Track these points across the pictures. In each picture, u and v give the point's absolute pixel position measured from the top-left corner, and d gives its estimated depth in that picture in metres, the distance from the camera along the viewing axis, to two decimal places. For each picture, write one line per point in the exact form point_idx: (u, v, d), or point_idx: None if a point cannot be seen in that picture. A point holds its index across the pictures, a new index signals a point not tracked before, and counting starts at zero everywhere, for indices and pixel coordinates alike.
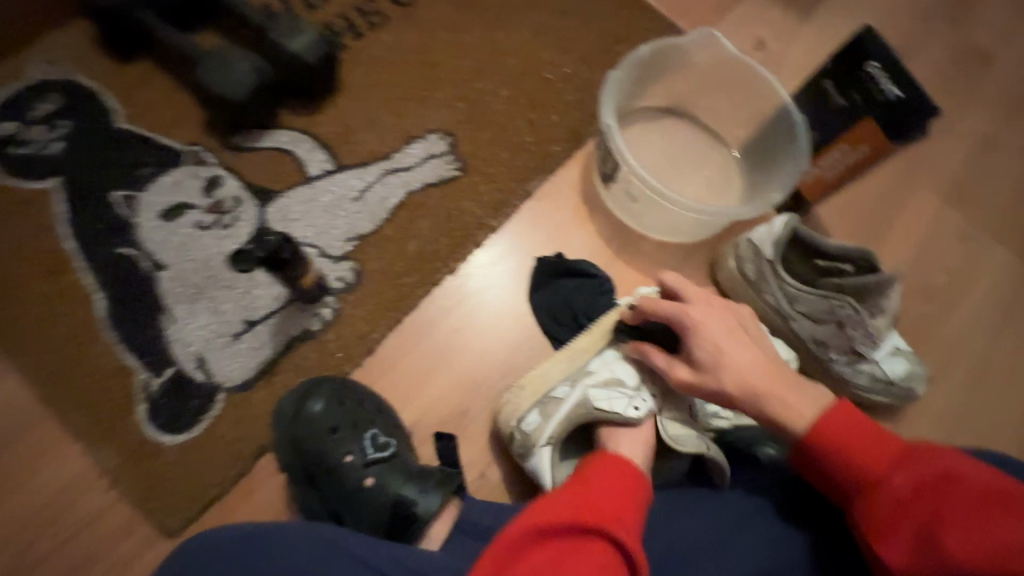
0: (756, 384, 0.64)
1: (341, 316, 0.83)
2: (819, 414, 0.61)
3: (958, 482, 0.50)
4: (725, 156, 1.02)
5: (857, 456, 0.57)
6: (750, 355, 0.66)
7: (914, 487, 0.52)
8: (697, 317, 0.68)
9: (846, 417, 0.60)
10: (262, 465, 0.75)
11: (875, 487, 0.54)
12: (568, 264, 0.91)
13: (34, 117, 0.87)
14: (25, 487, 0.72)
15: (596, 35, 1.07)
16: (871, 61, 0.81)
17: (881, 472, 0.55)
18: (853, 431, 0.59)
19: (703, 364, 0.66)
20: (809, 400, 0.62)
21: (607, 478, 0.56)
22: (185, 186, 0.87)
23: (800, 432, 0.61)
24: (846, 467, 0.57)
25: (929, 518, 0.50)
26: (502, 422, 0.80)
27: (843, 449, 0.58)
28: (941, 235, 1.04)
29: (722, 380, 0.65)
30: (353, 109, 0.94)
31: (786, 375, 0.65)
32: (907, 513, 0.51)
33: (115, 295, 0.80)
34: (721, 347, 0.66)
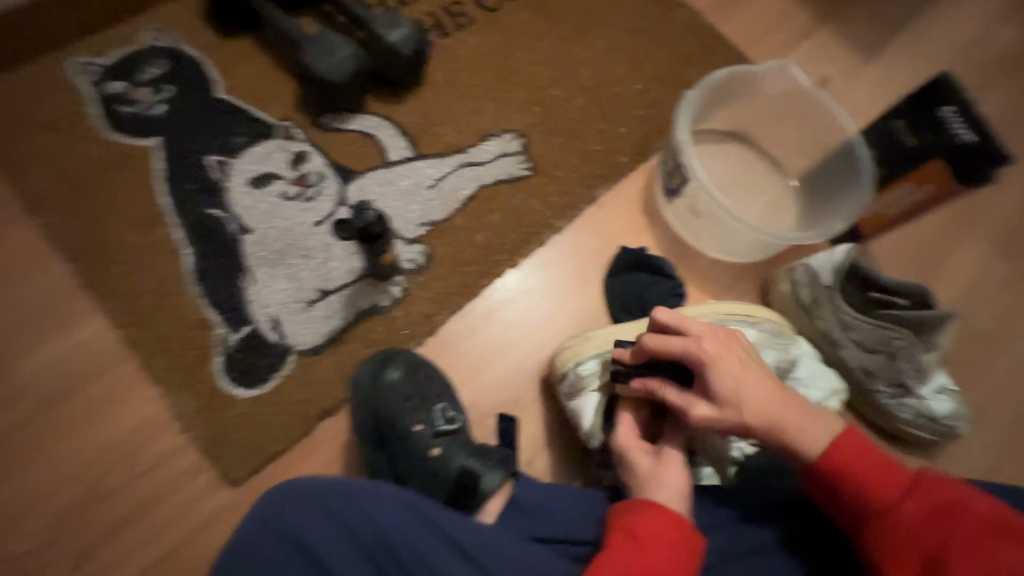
0: (772, 413, 0.61)
1: (410, 295, 0.88)
2: (830, 440, 0.61)
3: (960, 510, 0.54)
4: (784, 183, 1.05)
5: (870, 484, 0.58)
6: (764, 383, 0.63)
7: (921, 517, 0.56)
8: (715, 357, 0.62)
9: (857, 447, 0.60)
10: (324, 427, 0.80)
11: (885, 515, 0.57)
12: (649, 259, 0.93)
13: (141, 79, 0.92)
14: (106, 421, 0.77)
15: (672, 53, 1.09)
16: (944, 105, 0.86)
17: (891, 499, 0.57)
18: (869, 461, 0.60)
19: (725, 400, 0.61)
20: (821, 425, 0.62)
21: (657, 536, 0.58)
22: (274, 158, 0.92)
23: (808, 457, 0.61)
24: (859, 497, 0.59)
25: (938, 546, 0.54)
26: (559, 361, 0.83)
27: (857, 475, 0.59)
28: (995, 282, 1.04)
29: (745, 412, 0.61)
30: (434, 103, 0.99)
31: (793, 400, 0.63)
32: (920, 543, 0.55)
33: (202, 253, 0.85)
34: (743, 383, 0.62)
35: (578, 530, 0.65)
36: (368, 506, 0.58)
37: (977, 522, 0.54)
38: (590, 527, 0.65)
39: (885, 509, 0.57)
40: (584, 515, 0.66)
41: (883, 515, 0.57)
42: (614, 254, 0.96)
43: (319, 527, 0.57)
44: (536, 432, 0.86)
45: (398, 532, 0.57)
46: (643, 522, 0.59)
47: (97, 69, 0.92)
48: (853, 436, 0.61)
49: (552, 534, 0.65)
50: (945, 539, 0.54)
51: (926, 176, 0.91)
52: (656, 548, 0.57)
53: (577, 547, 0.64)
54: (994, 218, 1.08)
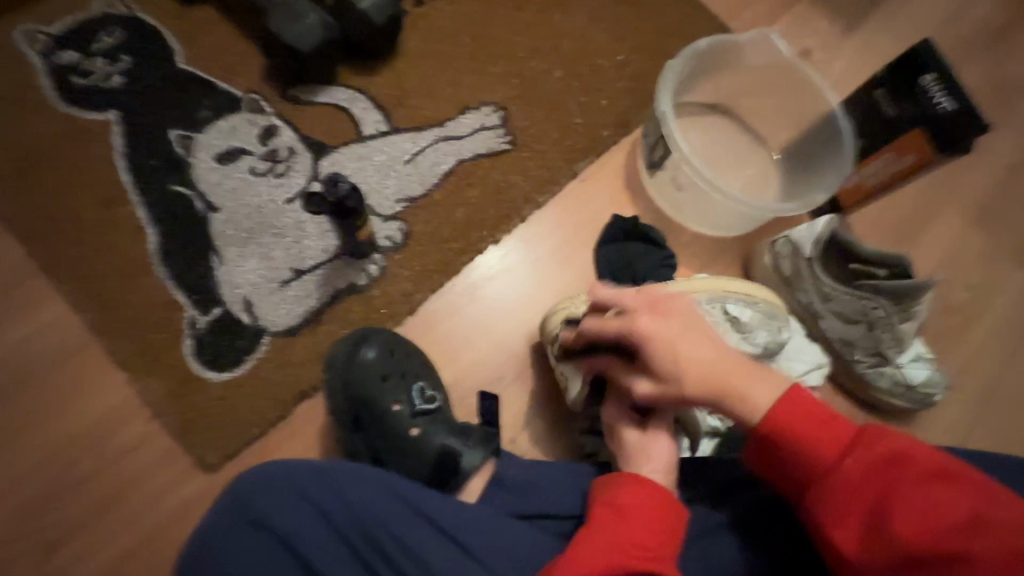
0: (719, 379, 0.56)
1: (388, 273, 0.85)
2: (775, 400, 0.55)
3: (902, 462, 0.49)
4: (766, 157, 1.04)
5: (810, 440, 0.53)
6: (705, 352, 0.57)
7: (863, 472, 0.50)
8: (646, 329, 0.59)
9: (801, 403, 0.55)
10: (301, 411, 0.77)
11: (826, 477, 0.52)
12: (641, 229, 0.92)
13: (95, 49, 0.87)
14: (70, 410, 0.74)
15: (654, 24, 1.06)
16: (925, 73, 0.86)
17: (834, 456, 0.52)
18: (806, 420, 0.54)
19: (661, 376, 0.58)
20: (767, 387, 0.56)
21: (642, 509, 0.57)
22: (241, 132, 0.87)
23: (755, 424, 0.56)
24: (800, 455, 0.53)
25: (880, 500, 0.49)
26: (551, 322, 0.82)
27: (797, 437, 0.53)
28: (968, 252, 1.05)
29: (684, 385, 0.57)
30: (410, 75, 0.95)
31: (741, 362, 0.58)
32: (858, 500, 0.50)
33: (167, 232, 0.81)
34: (682, 352, 0.57)
35: (562, 505, 0.64)
36: (347, 491, 0.57)
37: (922, 473, 0.48)
38: (573, 502, 0.64)
39: (824, 469, 0.52)
40: (567, 491, 0.65)
41: (823, 473, 0.52)
42: (607, 222, 0.95)
43: (298, 513, 0.56)
44: (520, 410, 0.85)
45: (377, 513, 0.56)
46: (626, 496, 0.58)
47: (47, 37, 0.86)
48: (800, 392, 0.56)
49: (535, 511, 0.64)
50: (885, 495, 0.49)
51: (906, 148, 0.90)
52: (642, 525, 0.56)
53: (561, 522, 0.64)
54: (969, 190, 1.08)
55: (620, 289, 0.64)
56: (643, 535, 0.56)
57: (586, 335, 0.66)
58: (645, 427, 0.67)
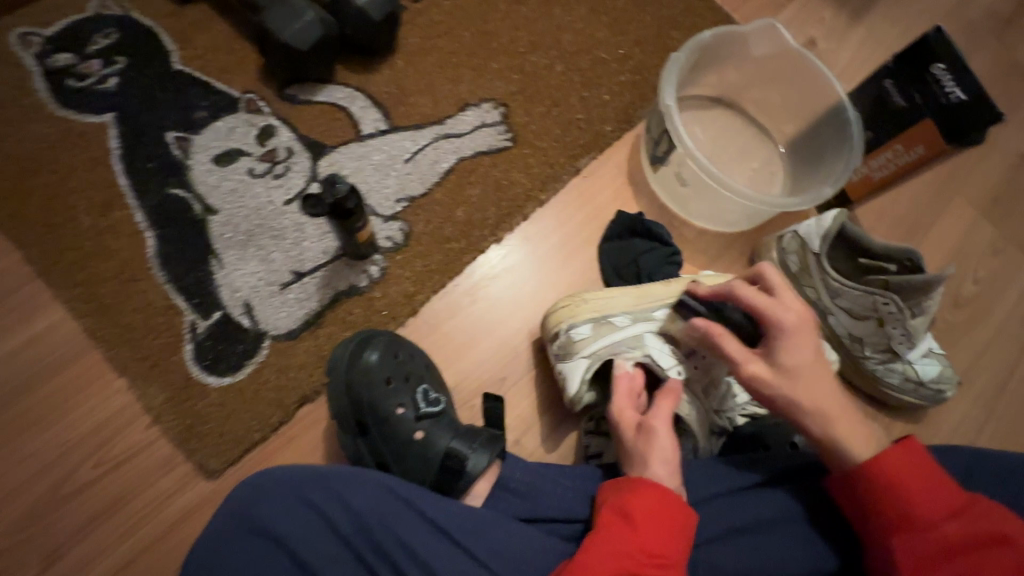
0: (824, 406, 0.60)
1: (388, 274, 0.84)
2: (877, 447, 0.58)
3: (1003, 547, 0.50)
4: (771, 150, 1.02)
5: (914, 494, 0.53)
6: (825, 377, 0.61)
7: (958, 539, 0.51)
8: (796, 326, 0.62)
9: (916, 461, 0.55)
10: (303, 414, 0.77)
11: (916, 528, 0.52)
12: (645, 225, 0.91)
13: (89, 51, 0.86)
14: (72, 415, 0.74)
15: (655, 16, 1.04)
16: (938, 63, 0.83)
17: (933, 517, 0.52)
18: (918, 474, 0.54)
19: (788, 367, 0.61)
20: (868, 436, 0.59)
21: (651, 515, 0.56)
22: (238, 133, 0.86)
23: (850, 448, 0.58)
24: (898, 504, 0.54)
25: (969, 571, 0.49)
26: (550, 320, 0.80)
27: (905, 488, 0.54)
28: (977, 245, 1.04)
29: (799, 387, 0.60)
30: (408, 72, 0.94)
31: (842, 402, 0.61)
32: (947, 565, 0.50)
33: (165, 236, 0.81)
34: (809, 362, 0.61)
35: (568, 509, 0.64)
36: (350, 497, 0.56)
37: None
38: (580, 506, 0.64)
39: (921, 521, 0.52)
40: (573, 495, 0.65)
41: (913, 526, 0.53)
42: (612, 219, 0.94)
43: (299, 522, 0.55)
44: (523, 411, 0.84)
45: (381, 521, 0.55)
46: (635, 501, 0.57)
47: (41, 40, 0.85)
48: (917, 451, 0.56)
49: (540, 514, 0.64)
50: (976, 570, 0.49)
51: (914, 140, 0.89)
52: (651, 532, 0.55)
53: (568, 526, 0.64)
54: (979, 181, 1.06)
55: (783, 279, 0.66)
56: (655, 541, 0.55)
57: (726, 292, 0.67)
58: (641, 430, 0.67)
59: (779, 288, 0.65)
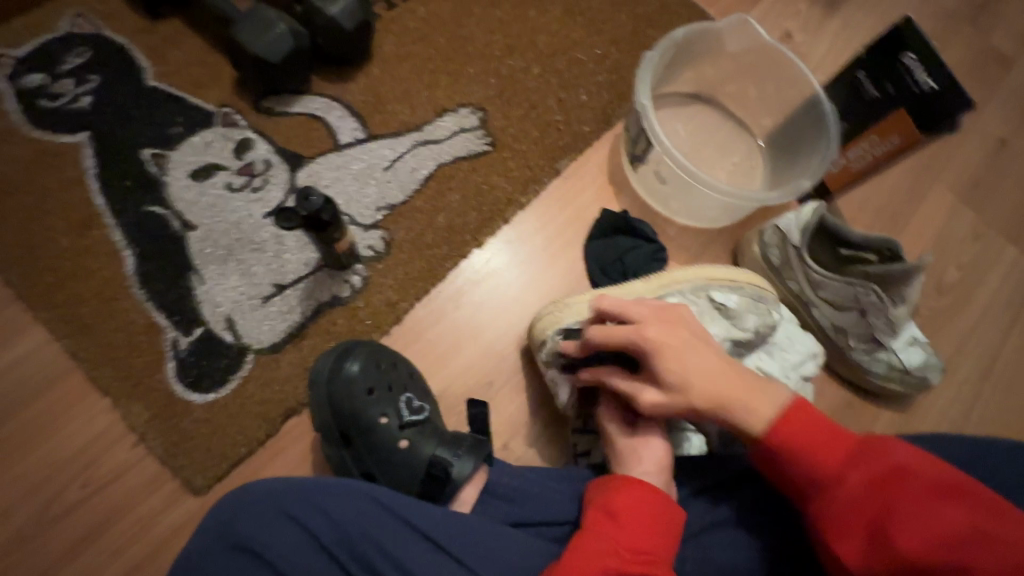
0: (721, 398, 0.59)
1: (371, 283, 0.84)
2: (777, 414, 0.58)
3: (900, 475, 0.52)
4: (750, 145, 1.03)
5: (816, 454, 0.56)
6: (709, 365, 0.60)
7: (863, 483, 0.53)
8: (658, 339, 0.61)
9: (806, 420, 0.58)
10: (290, 427, 0.77)
11: (827, 486, 0.55)
12: (630, 222, 0.91)
13: (61, 70, 0.85)
14: (54, 437, 0.74)
15: (630, 15, 1.04)
16: (907, 52, 0.84)
17: (835, 469, 0.55)
18: (814, 432, 0.57)
19: (670, 383, 0.60)
20: (768, 400, 0.59)
21: (637, 509, 0.57)
22: (215, 148, 0.86)
23: (756, 434, 0.58)
24: (805, 470, 0.56)
25: (881, 514, 0.51)
26: (538, 327, 0.80)
27: (804, 450, 0.56)
28: (958, 232, 1.04)
29: (691, 397, 0.59)
30: (384, 80, 0.93)
31: (743, 375, 0.61)
32: (855, 512, 0.53)
33: (144, 253, 0.80)
34: (685, 364, 0.60)
35: (554, 511, 0.64)
36: (332, 508, 0.57)
37: (927, 487, 0.51)
38: (565, 508, 0.64)
39: (829, 481, 0.55)
40: (560, 496, 0.65)
41: (827, 483, 0.55)
42: (597, 217, 0.94)
43: (281, 536, 0.56)
44: (510, 415, 0.84)
45: (365, 532, 0.56)
46: (619, 496, 0.58)
47: (12, 61, 0.85)
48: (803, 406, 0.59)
49: (530, 518, 0.64)
50: (885, 508, 0.51)
51: (891, 129, 0.89)
52: (636, 526, 0.56)
53: (555, 528, 0.64)
54: (957, 168, 1.07)
55: (625, 302, 0.65)
56: (639, 537, 0.55)
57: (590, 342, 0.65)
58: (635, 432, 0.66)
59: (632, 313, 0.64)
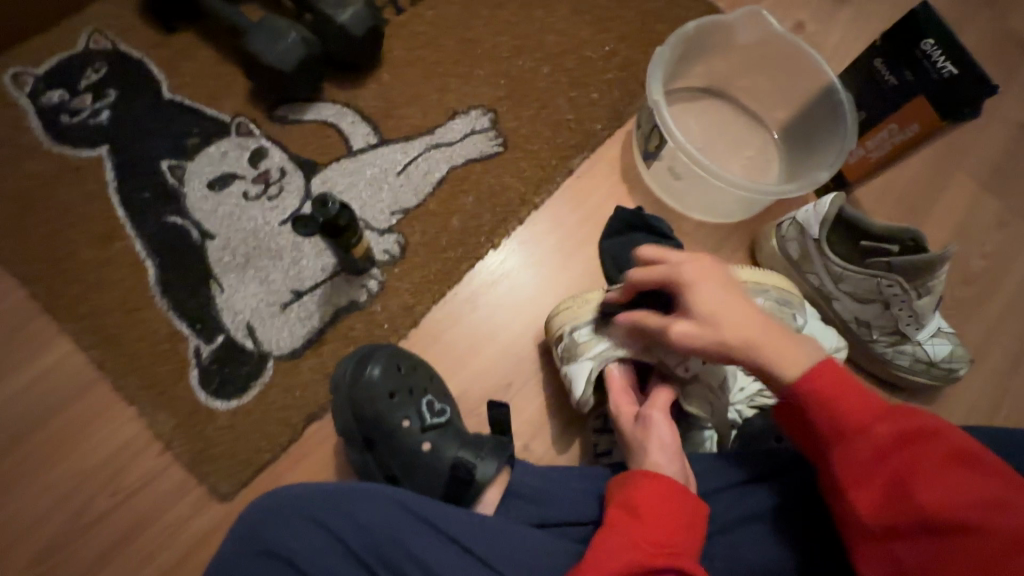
0: (753, 337, 0.57)
1: (388, 288, 0.84)
2: (811, 363, 0.55)
3: (931, 440, 0.49)
4: (764, 137, 1.01)
5: (844, 405, 0.52)
6: (743, 309, 0.59)
7: (895, 440, 0.50)
8: (694, 278, 0.61)
9: (837, 372, 0.54)
10: (312, 432, 0.77)
11: (856, 443, 0.51)
12: (647, 219, 0.88)
13: (81, 86, 0.87)
14: (84, 447, 0.75)
15: (639, 11, 1.04)
16: (926, 39, 0.81)
17: (864, 422, 0.51)
18: (845, 389, 0.53)
19: (701, 316, 0.59)
20: (800, 349, 0.56)
21: (658, 505, 0.56)
22: (231, 157, 0.87)
23: (789, 376, 0.55)
24: (828, 419, 0.53)
25: (905, 471, 0.49)
26: (554, 326, 0.81)
27: (834, 401, 0.53)
28: (980, 219, 1.02)
29: (724, 333, 0.58)
30: (395, 85, 0.94)
31: (777, 327, 0.58)
32: (883, 470, 0.50)
33: (165, 264, 0.82)
34: (720, 302, 0.59)
35: (578, 510, 0.64)
36: (357, 511, 0.57)
37: (948, 457, 0.49)
38: (590, 505, 0.64)
39: (856, 432, 0.51)
40: (581, 495, 0.65)
41: (853, 436, 0.51)
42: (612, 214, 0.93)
43: (308, 538, 0.56)
44: (530, 415, 0.84)
45: (390, 534, 0.56)
46: (641, 491, 0.58)
47: (34, 79, 0.86)
48: (835, 366, 0.56)
49: (553, 519, 0.64)
50: (911, 470, 0.49)
51: (911, 116, 0.87)
52: (658, 521, 0.55)
53: (580, 527, 0.63)
54: (978, 155, 1.05)
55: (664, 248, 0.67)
56: (661, 531, 0.55)
57: (631, 284, 0.67)
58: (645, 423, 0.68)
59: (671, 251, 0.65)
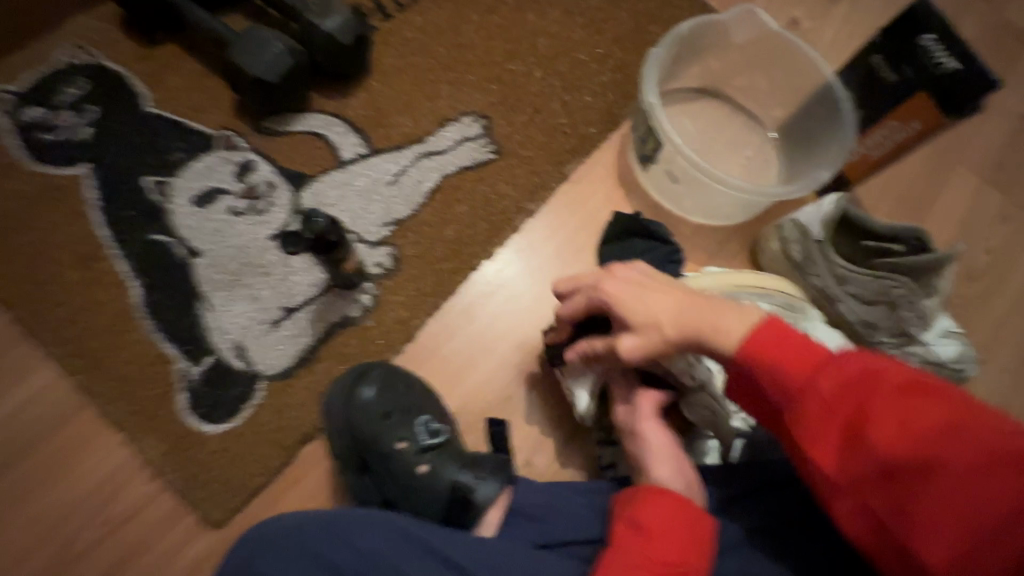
0: (688, 323, 0.57)
1: (381, 302, 0.82)
2: (743, 332, 0.55)
3: (878, 378, 0.47)
4: (762, 137, 1.00)
5: (785, 365, 0.51)
6: (666, 297, 0.59)
7: (840, 387, 0.48)
8: (614, 291, 0.62)
9: (772, 332, 0.53)
10: (306, 454, 0.75)
11: (802, 399, 0.50)
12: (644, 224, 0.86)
13: (60, 102, 0.85)
14: (70, 476, 0.72)
15: (631, 12, 1.02)
16: (925, 33, 0.80)
17: (809, 376, 0.50)
18: (783, 346, 0.52)
19: (637, 326, 0.59)
20: (734, 319, 0.56)
21: (670, 524, 0.54)
22: (217, 172, 0.85)
23: (731, 356, 0.55)
24: (776, 383, 0.51)
25: (856, 416, 0.47)
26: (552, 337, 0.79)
27: (776, 363, 0.52)
28: (983, 215, 1.00)
29: (662, 330, 0.58)
30: (385, 93, 0.92)
31: (704, 304, 0.59)
32: (837, 417, 0.48)
33: (151, 283, 0.79)
34: (647, 303, 0.59)
35: (582, 528, 0.62)
36: (352, 542, 0.55)
37: (891, 393, 0.47)
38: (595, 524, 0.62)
39: (803, 388, 0.50)
40: (586, 512, 0.63)
41: (801, 393, 0.50)
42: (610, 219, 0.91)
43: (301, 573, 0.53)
44: (531, 429, 0.81)
45: (388, 565, 0.54)
46: (650, 510, 0.55)
47: (11, 96, 0.84)
48: (770, 326, 0.55)
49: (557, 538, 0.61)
50: (863, 412, 0.47)
51: (912, 113, 0.85)
52: (669, 542, 0.53)
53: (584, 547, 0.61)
54: (978, 150, 1.03)
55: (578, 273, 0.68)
56: (673, 551, 0.53)
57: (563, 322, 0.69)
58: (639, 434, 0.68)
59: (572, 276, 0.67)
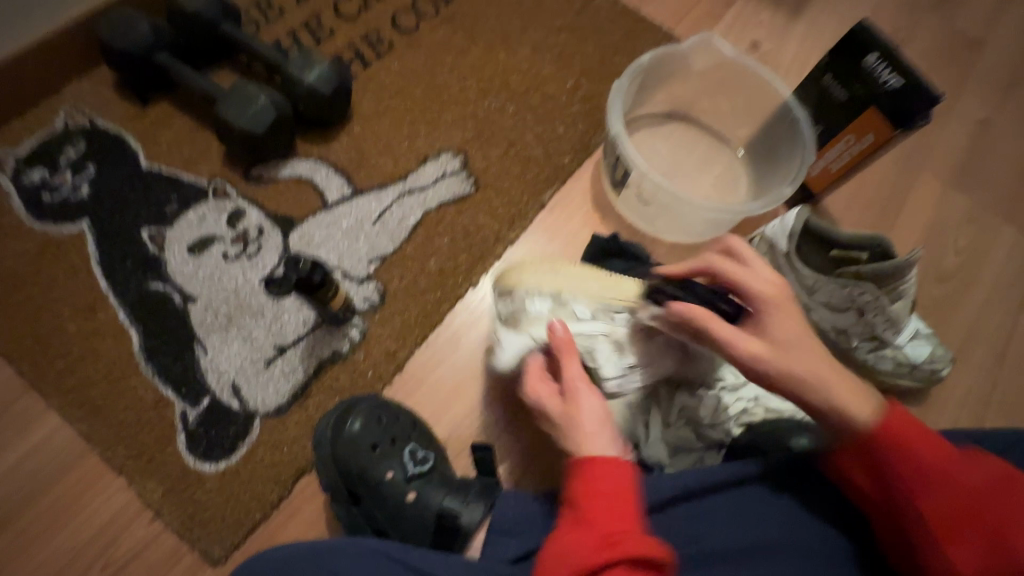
0: (821, 373, 0.57)
1: (369, 335, 0.85)
2: (878, 411, 0.57)
3: (1010, 488, 0.53)
4: (730, 155, 1.04)
5: (924, 457, 0.55)
6: (805, 336, 0.59)
7: (981, 489, 0.53)
8: (786, 308, 0.61)
9: (906, 422, 0.57)
10: (301, 488, 0.78)
11: (941, 493, 0.53)
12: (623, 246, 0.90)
13: (61, 163, 0.90)
14: (74, 521, 0.75)
15: (597, 46, 1.08)
16: (869, 54, 0.84)
17: (948, 473, 0.54)
18: (918, 437, 0.55)
19: (775, 339, 0.59)
20: (863, 399, 0.57)
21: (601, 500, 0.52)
22: (209, 220, 0.89)
23: (864, 429, 0.56)
24: (913, 472, 0.54)
25: (991, 520, 0.52)
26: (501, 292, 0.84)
27: (916, 454, 0.55)
28: (949, 217, 1.04)
29: (794, 363, 0.57)
30: (367, 135, 0.97)
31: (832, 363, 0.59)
32: (973, 518, 0.52)
33: (148, 330, 0.83)
34: (797, 331, 0.59)
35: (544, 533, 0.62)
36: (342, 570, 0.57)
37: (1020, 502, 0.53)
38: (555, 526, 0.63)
39: (942, 482, 0.54)
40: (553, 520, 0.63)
41: (940, 487, 0.53)
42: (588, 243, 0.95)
43: None
44: (520, 450, 0.84)
45: None
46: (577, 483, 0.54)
47: (15, 160, 0.89)
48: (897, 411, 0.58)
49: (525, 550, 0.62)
50: (1002, 520, 0.51)
51: (864, 127, 0.88)
52: (603, 513, 0.52)
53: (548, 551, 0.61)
54: (939, 155, 1.07)
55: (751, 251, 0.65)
56: (608, 523, 0.51)
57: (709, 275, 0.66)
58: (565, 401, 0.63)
59: (749, 286, 0.62)
